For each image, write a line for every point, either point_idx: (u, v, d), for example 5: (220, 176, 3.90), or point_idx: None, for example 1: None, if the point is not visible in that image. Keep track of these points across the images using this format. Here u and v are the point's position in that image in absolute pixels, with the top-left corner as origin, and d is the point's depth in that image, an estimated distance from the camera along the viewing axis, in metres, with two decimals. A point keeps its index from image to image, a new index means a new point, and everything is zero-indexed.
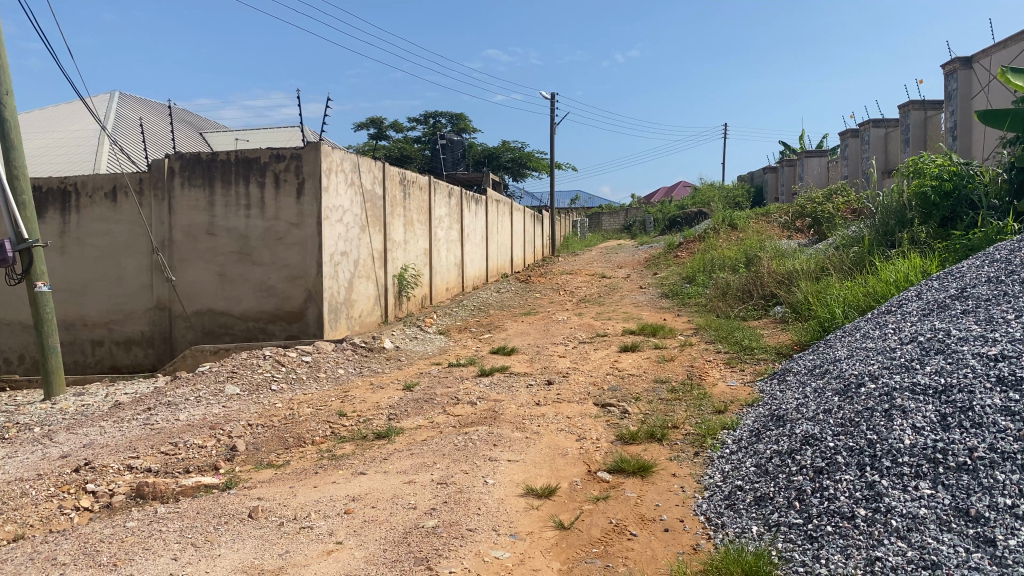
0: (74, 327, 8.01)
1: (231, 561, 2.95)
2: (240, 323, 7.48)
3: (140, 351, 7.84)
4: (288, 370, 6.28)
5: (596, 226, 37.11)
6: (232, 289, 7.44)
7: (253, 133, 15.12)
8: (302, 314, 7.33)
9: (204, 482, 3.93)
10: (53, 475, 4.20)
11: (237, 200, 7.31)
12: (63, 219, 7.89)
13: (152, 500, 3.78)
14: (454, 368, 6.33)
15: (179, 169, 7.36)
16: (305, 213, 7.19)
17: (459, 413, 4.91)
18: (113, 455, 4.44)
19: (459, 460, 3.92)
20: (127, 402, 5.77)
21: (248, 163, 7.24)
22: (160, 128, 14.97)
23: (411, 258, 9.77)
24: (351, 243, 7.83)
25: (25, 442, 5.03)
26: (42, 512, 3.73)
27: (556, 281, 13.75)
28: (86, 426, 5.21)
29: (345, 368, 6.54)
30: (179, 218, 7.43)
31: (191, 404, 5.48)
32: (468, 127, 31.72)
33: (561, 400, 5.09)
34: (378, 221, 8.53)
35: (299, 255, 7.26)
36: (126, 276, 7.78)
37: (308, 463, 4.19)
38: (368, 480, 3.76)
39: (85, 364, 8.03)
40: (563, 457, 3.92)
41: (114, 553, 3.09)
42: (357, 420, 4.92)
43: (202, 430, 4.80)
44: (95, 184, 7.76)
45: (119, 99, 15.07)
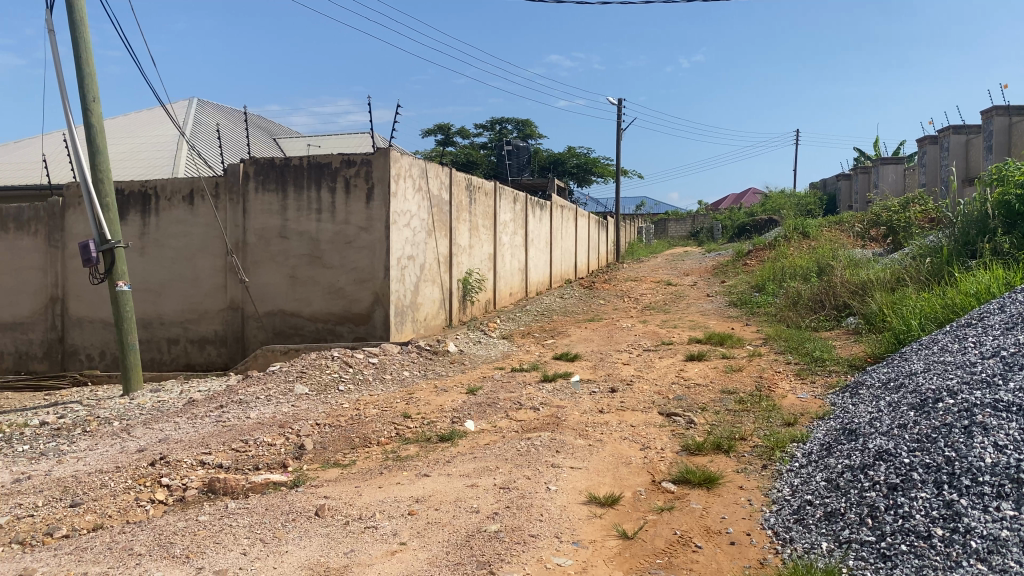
0: (151, 326, 8.21)
1: (298, 558, 3.03)
2: (309, 324, 7.63)
3: (214, 350, 8.02)
4: (355, 371, 6.37)
5: (663, 233, 36.81)
6: (303, 292, 7.60)
7: (324, 139, 15.45)
8: (369, 316, 7.45)
9: (273, 480, 4.02)
10: (131, 469, 4.38)
11: (309, 204, 7.48)
12: (142, 221, 8.12)
13: (223, 495, 3.89)
14: (517, 373, 6.33)
15: (254, 174, 7.57)
16: (374, 218, 7.31)
17: (522, 418, 4.91)
18: (187, 451, 4.59)
19: (522, 466, 3.92)
20: (201, 400, 5.94)
21: (320, 168, 7.40)
22: (236, 134, 15.40)
23: (475, 262, 9.78)
24: (418, 248, 7.93)
25: (105, 435, 5.24)
26: (120, 504, 3.91)
27: (620, 288, 13.66)
28: (161, 422, 5.40)
29: (410, 371, 6.60)
30: (253, 221, 7.65)
31: (261, 403, 5.62)
32: (535, 132, 31.76)
33: (625, 408, 5.05)
34: (444, 226, 8.61)
35: (367, 259, 7.38)
36: (201, 277, 7.98)
37: (373, 463, 4.25)
38: (432, 483, 3.79)
39: (162, 361, 8.21)
40: (627, 467, 3.89)
41: (187, 546, 3.22)
42: (421, 422, 4.95)
43: (273, 429, 4.91)
44: (173, 187, 7.98)
45: (198, 106, 15.57)
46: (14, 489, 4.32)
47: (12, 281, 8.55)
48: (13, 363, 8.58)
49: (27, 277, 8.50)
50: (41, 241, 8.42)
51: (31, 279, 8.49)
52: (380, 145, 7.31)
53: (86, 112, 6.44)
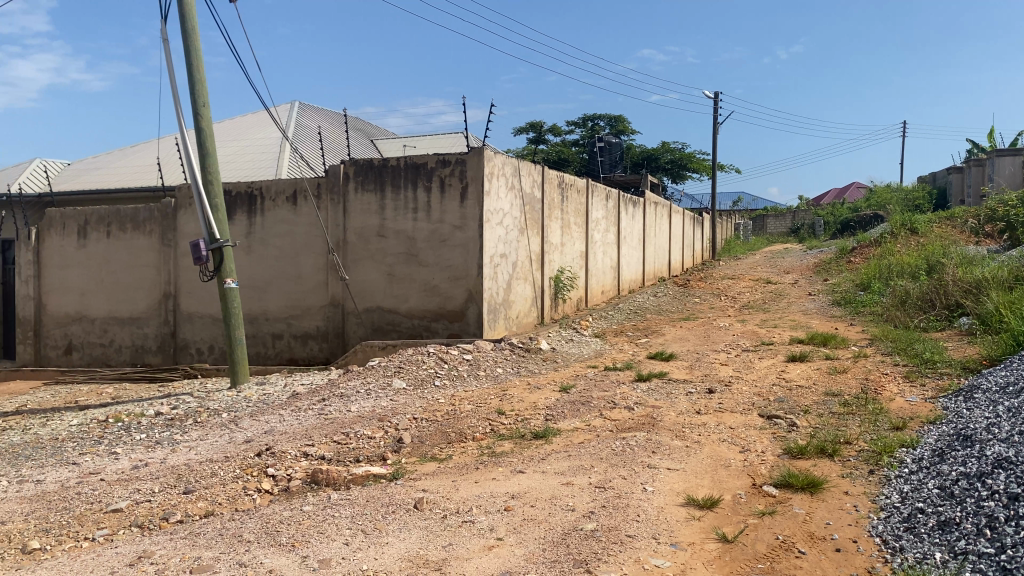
0: (256, 322, 8.49)
1: (397, 550, 3.10)
2: (406, 321, 7.78)
3: (316, 345, 8.23)
4: (450, 367, 6.46)
5: (761, 229, 35.89)
6: (400, 289, 7.75)
7: (419, 139, 15.71)
8: (463, 314, 7.54)
9: (373, 472, 4.12)
10: (239, 459, 4.58)
11: (405, 204, 7.64)
12: (249, 221, 8.44)
13: (326, 486, 4.02)
14: (611, 372, 6.29)
15: (353, 175, 7.78)
16: (468, 216, 7.41)
17: (616, 418, 4.87)
18: (291, 442, 4.75)
19: (618, 465, 3.89)
20: (303, 393, 6.14)
21: (416, 168, 7.56)
22: (336, 136, 15.85)
23: (567, 260, 9.78)
24: (511, 246, 7.98)
25: (215, 426, 5.49)
26: (230, 492, 4.08)
27: (716, 285, 13.40)
28: (267, 414, 5.61)
29: (503, 368, 6.64)
30: (353, 220, 7.85)
31: (361, 396, 5.76)
32: (628, 128, 31.47)
33: (723, 410, 4.95)
34: (536, 223, 8.64)
35: (461, 257, 7.48)
36: (304, 274, 8.22)
37: (469, 458, 4.30)
38: (528, 480, 3.81)
39: (267, 356, 8.46)
40: (726, 469, 3.81)
41: (292, 535, 3.35)
42: (515, 419, 4.98)
43: (372, 422, 5.03)
44: (277, 188, 8.27)
45: (299, 109, 16.09)
46: (133, 475, 4.59)
47: (129, 278, 9.05)
48: (130, 356, 9.06)
49: (143, 275, 8.99)
50: (156, 240, 8.89)
51: (147, 276, 8.97)
52: (474, 145, 7.41)
53: (197, 117, 6.74)
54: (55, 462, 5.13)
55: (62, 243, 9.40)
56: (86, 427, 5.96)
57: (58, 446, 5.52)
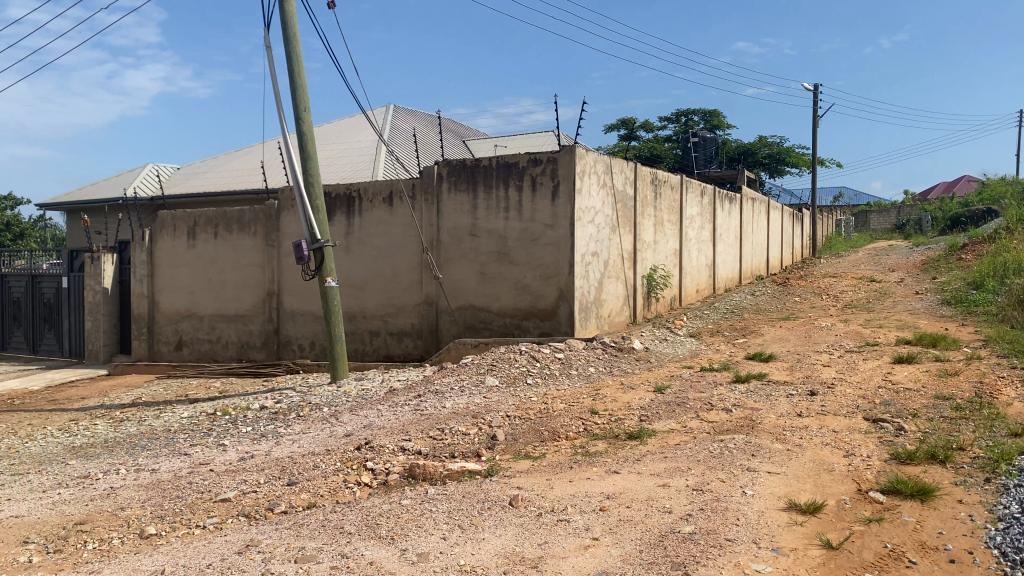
0: (354, 319, 8.71)
1: (494, 546, 3.14)
2: (498, 319, 7.83)
3: (411, 343, 8.38)
4: (543, 366, 6.48)
5: (863, 225, 34.59)
6: (492, 287, 7.82)
7: (510, 139, 15.82)
8: (555, 312, 7.54)
9: (468, 468, 4.17)
10: (339, 452, 4.72)
11: (498, 203, 7.71)
12: (347, 222, 8.68)
13: (423, 481, 4.10)
14: (707, 373, 6.18)
15: (446, 175, 7.90)
16: (559, 215, 7.41)
17: (713, 420, 4.79)
18: (389, 437, 4.86)
19: (716, 468, 3.83)
20: (400, 389, 6.27)
21: (508, 168, 7.62)
22: (430, 137, 16.12)
23: (661, 259, 9.66)
24: (603, 244, 7.95)
25: (316, 420, 5.67)
26: (331, 484, 4.21)
27: (817, 284, 13.00)
28: (365, 409, 5.75)
29: (596, 367, 6.61)
30: (446, 220, 7.98)
31: (455, 393, 5.85)
32: (724, 123, 30.84)
33: (826, 413, 4.80)
34: (629, 221, 8.57)
35: (552, 255, 7.49)
36: (399, 273, 8.39)
37: (563, 457, 4.31)
38: (623, 480, 3.79)
39: (364, 352, 8.67)
40: (829, 474, 3.69)
41: (392, 528, 3.43)
42: (609, 419, 4.95)
43: (467, 419, 5.10)
44: (374, 190, 8.48)
45: (394, 111, 16.44)
46: (240, 466, 4.79)
47: (235, 277, 9.44)
48: (236, 351, 9.45)
49: (248, 274, 9.36)
50: (260, 241, 9.26)
51: (252, 275, 9.34)
52: (566, 143, 7.41)
53: (298, 122, 6.97)
54: (168, 452, 5.40)
55: (173, 245, 9.89)
56: (197, 419, 6.26)
57: (170, 437, 5.81)
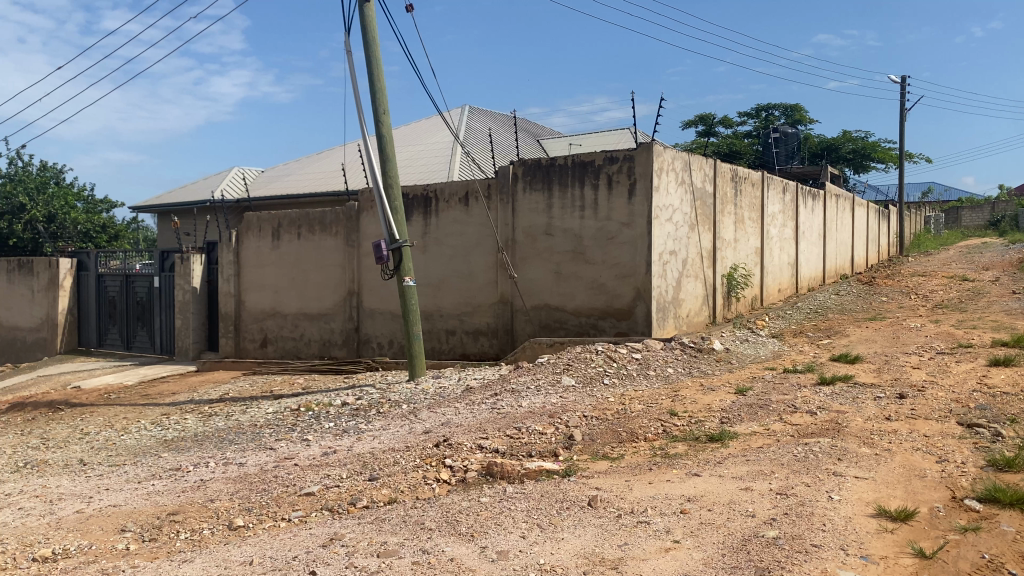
0: (431, 318, 8.82)
1: (573, 546, 3.14)
2: (573, 318, 7.82)
3: (486, 341, 8.44)
4: (620, 366, 6.45)
5: (955, 221, 33.22)
6: (568, 287, 7.81)
7: (586, 137, 15.77)
8: (632, 312, 7.48)
9: (546, 468, 4.18)
10: (419, 449, 4.79)
11: (573, 202, 7.70)
12: (424, 222, 8.80)
13: (501, 479, 4.12)
14: (790, 374, 6.04)
15: (522, 175, 7.94)
16: (635, 213, 7.35)
17: (797, 423, 4.68)
18: (467, 435, 4.91)
19: (800, 472, 3.74)
20: (477, 388, 6.33)
21: (584, 166, 7.61)
22: (505, 137, 16.21)
23: (741, 257, 9.49)
24: (681, 243, 7.85)
25: (396, 417, 5.77)
26: (411, 480, 4.28)
27: (906, 283, 12.56)
28: (443, 407, 5.83)
29: (674, 368, 6.53)
30: (522, 219, 8.01)
31: (532, 393, 5.87)
32: (805, 118, 30.05)
33: (917, 417, 4.63)
34: (708, 219, 8.45)
35: (629, 254, 7.43)
36: (475, 273, 8.46)
37: (642, 459, 4.27)
38: (703, 483, 3.74)
39: (441, 351, 8.77)
40: (921, 480, 3.57)
41: (471, 525, 3.46)
42: (689, 421, 4.89)
43: (544, 418, 5.11)
44: (450, 190, 8.58)
45: (470, 112, 16.58)
46: (323, 461, 4.91)
47: (317, 277, 9.68)
48: (318, 349, 9.69)
49: (330, 273, 9.58)
50: (341, 241, 9.47)
51: (333, 275, 9.57)
52: (643, 141, 7.36)
53: (377, 124, 7.10)
54: (255, 446, 5.58)
55: (258, 245, 10.21)
56: (281, 414, 6.44)
57: (256, 431, 6.00)
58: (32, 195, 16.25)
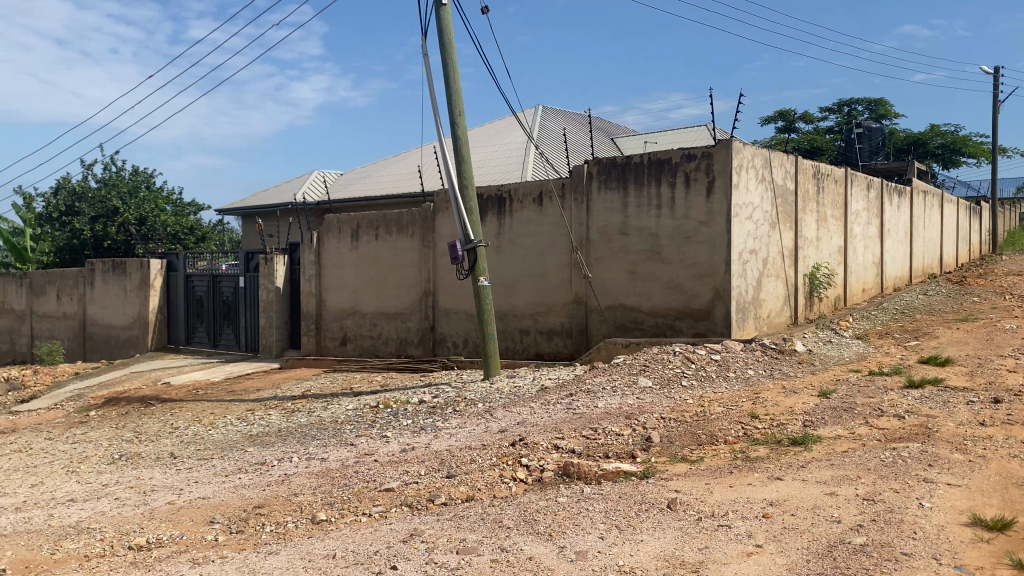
0: (506, 317, 8.87)
1: (652, 548, 3.12)
2: (649, 319, 7.75)
3: (561, 341, 8.43)
4: (698, 367, 6.36)
5: None
6: (644, 287, 7.75)
7: (661, 135, 15.60)
8: (710, 312, 7.37)
9: (624, 469, 4.15)
10: (495, 447, 4.82)
11: (649, 201, 7.64)
12: (498, 222, 8.86)
13: (578, 479, 4.12)
14: (876, 377, 5.86)
15: (597, 174, 7.92)
16: (714, 211, 7.25)
17: (884, 427, 4.54)
18: (543, 434, 4.93)
19: (888, 478, 3.63)
20: (552, 387, 6.34)
21: (660, 164, 7.54)
22: (580, 137, 16.16)
23: (824, 256, 9.25)
24: (761, 242, 7.70)
25: (472, 415, 5.83)
26: (488, 479, 4.32)
27: (1000, 283, 12.02)
28: (519, 406, 5.85)
29: (754, 369, 6.41)
30: (597, 218, 7.99)
31: (608, 394, 5.84)
32: (891, 112, 29.07)
33: (1013, 423, 4.44)
34: (789, 217, 8.26)
35: (707, 253, 7.33)
36: (549, 272, 8.47)
37: (722, 461, 4.21)
38: (786, 487, 3.66)
39: (515, 350, 8.81)
40: (1019, 489, 3.42)
41: (550, 524, 3.48)
42: (770, 424, 4.79)
43: (620, 419, 5.08)
44: (525, 190, 8.61)
45: (544, 112, 16.60)
46: (402, 458, 4.99)
47: (394, 277, 9.85)
48: (396, 347, 9.86)
49: (406, 273, 9.73)
50: (417, 242, 9.61)
51: (409, 275, 9.71)
52: (722, 138, 7.25)
53: (453, 126, 7.18)
54: (336, 442, 5.72)
55: (338, 246, 10.44)
56: (361, 411, 6.58)
57: (337, 427, 6.15)
58: (125, 199, 17.00)
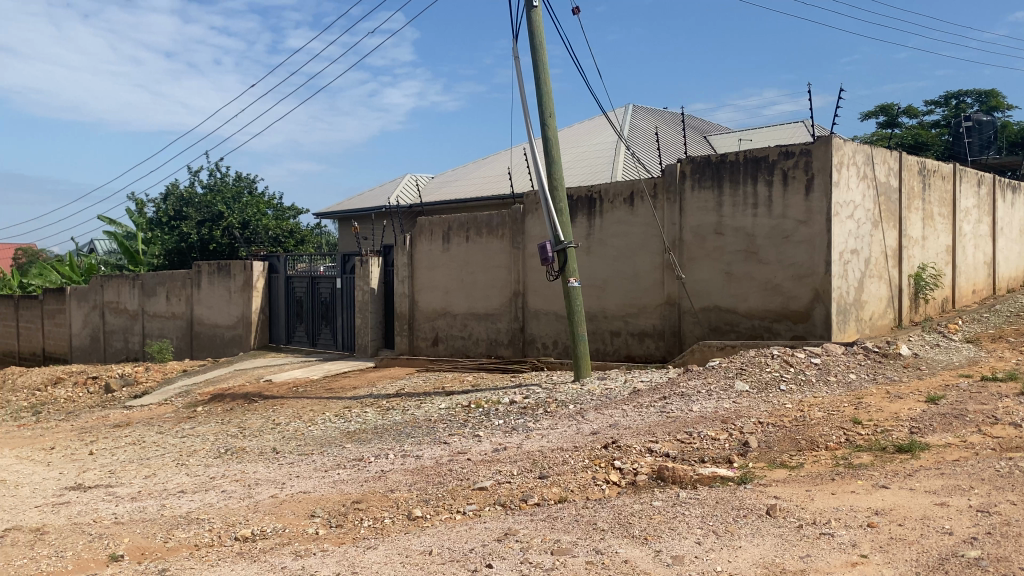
0: (596, 319, 8.84)
1: (751, 555, 3.06)
2: (745, 321, 7.59)
3: (652, 343, 8.34)
4: (796, 371, 6.20)
5: None
6: (739, 288, 7.60)
7: (756, 133, 15.24)
8: (809, 314, 7.17)
9: (720, 474, 4.08)
10: (588, 449, 4.82)
11: (745, 199, 7.48)
12: (588, 223, 8.84)
13: (673, 483, 4.08)
14: (989, 383, 5.57)
15: (690, 173, 7.83)
16: (813, 210, 7.04)
17: (998, 435, 4.32)
18: (636, 437, 4.89)
19: (1004, 489, 3.45)
20: (645, 390, 6.29)
21: (756, 162, 7.38)
22: (671, 135, 15.95)
23: (930, 256, 8.86)
24: (863, 241, 7.45)
25: (564, 416, 5.84)
26: (581, 481, 4.32)
27: None
28: (611, 408, 5.83)
29: (857, 374, 6.20)
30: (690, 218, 7.88)
31: (703, 397, 5.76)
32: (1003, 104, 27.59)
33: None
34: (893, 216, 7.96)
35: (806, 254, 7.13)
36: (640, 273, 8.39)
37: (823, 468, 4.09)
38: (892, 496, 3.53)
39: (605, 352, 8.76)
40: None
41: (645, 528, 3.45)
42: (874, 430, 4.62)
43: (716, 423, 5.00)
44: (616, 190, 8.56)
45: (634, 111, 16.46)
46: (495, 458, 5.04)
47: (485, 278, 9.95)
48: (486, 348, 9.96)
49: (497, 274, 9.82)
50: (507, 243, 9.68)
51: (499, 276, 9.80)
52: (822, 134, 7.05)
53: (543, 128, 7.20)
54: (431, 440, 5.82)
55: (429, 248, 10.62)
56: (453, 410, 6.68)
57: (431, 426, 6.26)
58: (229, 204, 17.75)
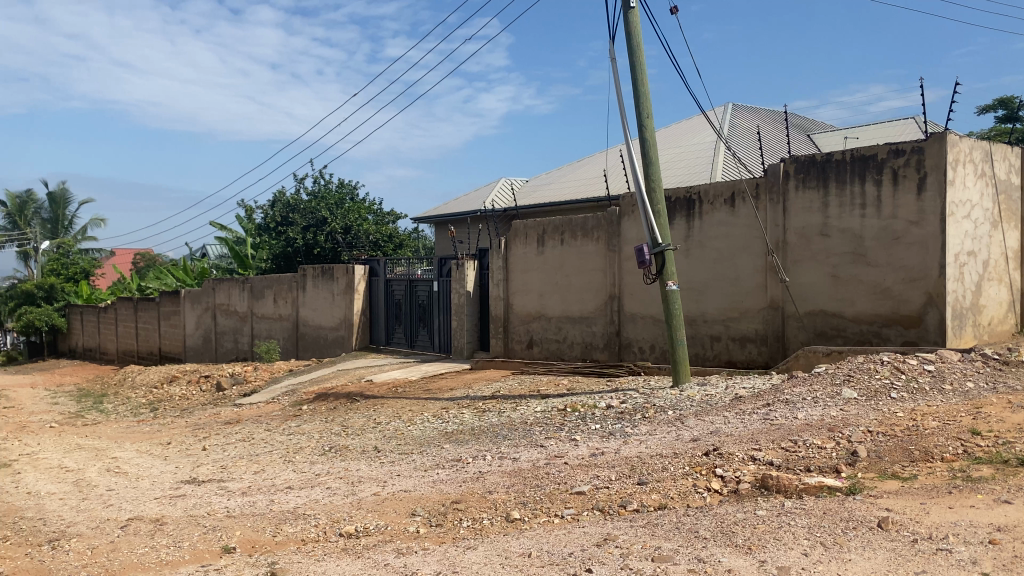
0: (695, 323, 8.70)
1: (862, 569, 2.96)
2: (853, 326, 7.33)
3: (754, 348, 8.14)
4: (909, 378, 5.94)
5: None
6: (846, 292, 7.34)
7: (863, 130, 14.68)
8: (921, 319, 6.86)
9: (827, 484, 3.95)
10: (688, 456, 4.75)
11: (852, 199, 7.23)
12: (687, 225, 8.71)
13: (777, 493, 3.98)
14: None
15: (794, 173, 7.62)
16: (926, 210, 6.74)
17: None
18: (738, 445, 4.79)
19: None
20: (746, 396, 6.15)
21: (864, 161, 7.12)
22: (773, 134, 15.53)
23: None
24: (981, 242, 7.08)
25: (662, 422, 5.77)
26: (681, 488, 4.27)
27: None
28: (711, 414, 5.73)
29: (975, 381, 5.88)
30: (794, 220, 7.67)
31: (808, 404, 5.59)
32: None
33: None
34: (1014, 215, 7.53)
35: (918, 256, 6.83)
36: (742, 276, 8.22)
37: (939, 480, 3.91)
38: (1016, 512, 3.34)
39: (705, 357, 8.61)
40: None
41: (749, 537, 3.38)
42: (995, 441, 4.38)
43: (822, 432, 4.85)
44: (716, 191, 8.41)
45: (734, 111, 16.11)
46: (593, 462, 5.03)
47: (580, 281, 9.94)
48: (581, 351, 9.95)
49: (592, 277, 9.79)
50: (603, 246, 9.65)
51: (595, 279, 9.77)
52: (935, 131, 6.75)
53: (640, 129, 7.15)
54: (528, 443, 5.86)
55: (525, 251, 10.68)
56: (550, 414, 6.70)
57: (528, 429, 6.30)
58: (332, 209, 18.33)
